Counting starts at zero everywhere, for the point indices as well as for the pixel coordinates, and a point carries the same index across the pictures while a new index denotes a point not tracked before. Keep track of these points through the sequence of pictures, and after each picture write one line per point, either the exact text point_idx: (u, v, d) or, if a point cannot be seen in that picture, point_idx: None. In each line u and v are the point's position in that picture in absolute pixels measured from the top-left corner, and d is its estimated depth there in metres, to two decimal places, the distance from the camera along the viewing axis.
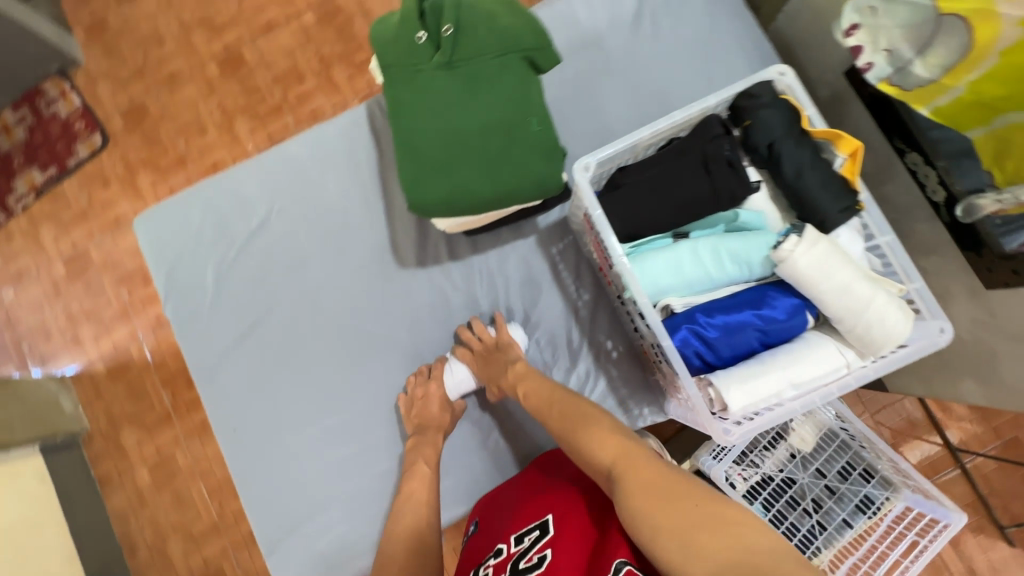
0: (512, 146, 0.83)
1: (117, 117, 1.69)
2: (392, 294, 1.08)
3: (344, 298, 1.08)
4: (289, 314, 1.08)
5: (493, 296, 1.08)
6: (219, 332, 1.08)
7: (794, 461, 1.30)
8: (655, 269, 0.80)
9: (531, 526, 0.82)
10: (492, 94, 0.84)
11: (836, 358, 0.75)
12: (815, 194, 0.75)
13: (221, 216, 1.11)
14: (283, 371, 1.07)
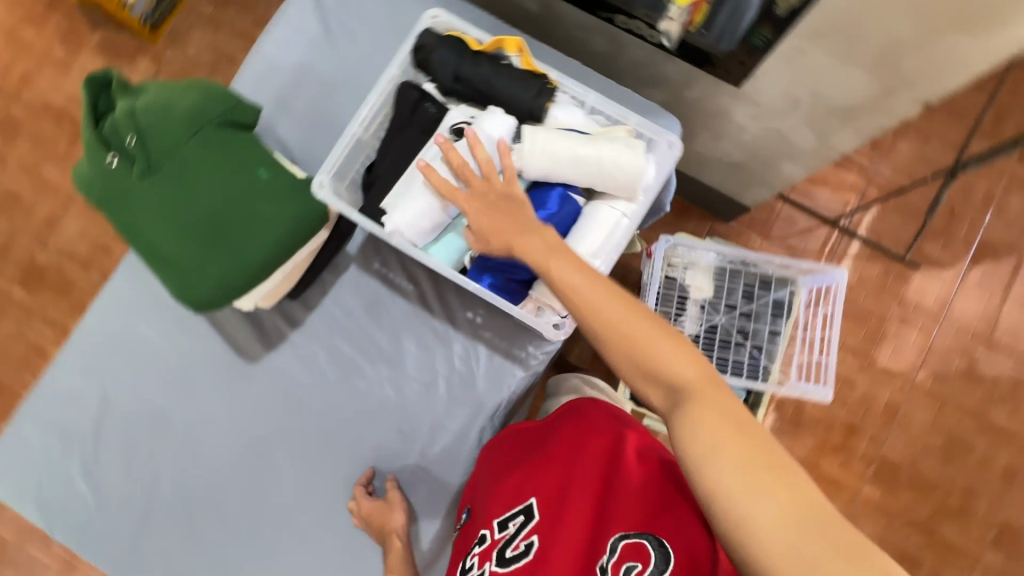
0: (254, 201, 0.91)
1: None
2: (256, 386, 1.06)
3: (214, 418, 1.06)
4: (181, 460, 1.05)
5: (343, 333, 1.07)
6: (127, 519, 1.04)
7: (707, 310, 1.35)
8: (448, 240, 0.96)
9: (514, 511, 0.83)
10: (203, 173, 0.89)
11: (612, 214, 0.95)
12: (510, 90, 0.93)
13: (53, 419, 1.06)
14: (204, 516, 1.05)
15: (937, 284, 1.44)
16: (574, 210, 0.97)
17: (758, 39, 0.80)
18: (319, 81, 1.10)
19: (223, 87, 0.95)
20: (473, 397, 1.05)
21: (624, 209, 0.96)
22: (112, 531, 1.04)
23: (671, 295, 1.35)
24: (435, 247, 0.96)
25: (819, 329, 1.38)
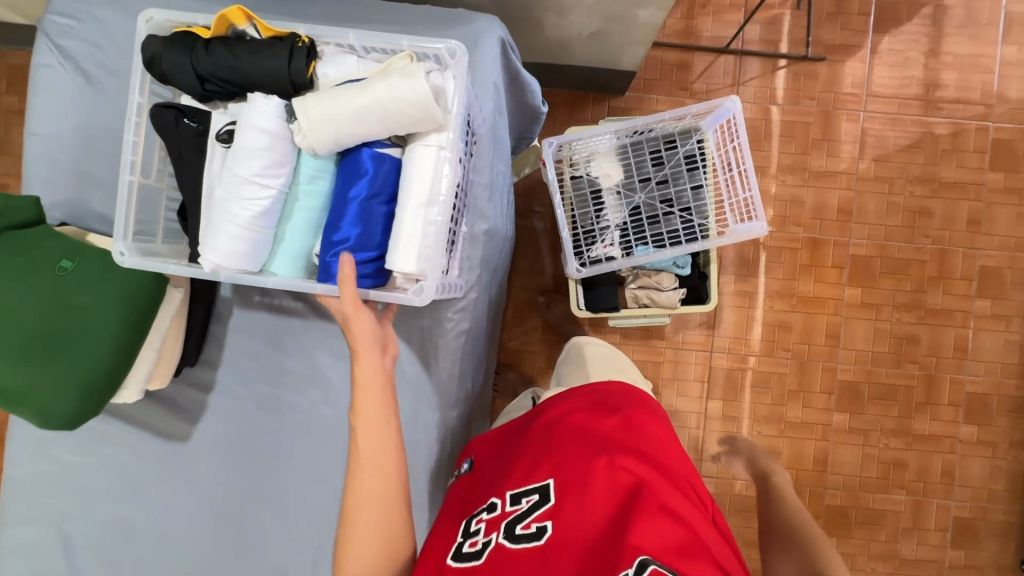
0: (84, 298, 0.70)
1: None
2: (168, 478, 0.94)
3: (130, 530, 0.94)
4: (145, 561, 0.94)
5: (264, 335, 0.93)
6: None
7: (624, 194, 1.29)
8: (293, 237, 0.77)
9: (529, 488, 0.76)
10: (8, 290, 0.68)
11: (427, 152, 0.73)
12: (264, 67, 0.71)
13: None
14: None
15: (842, 111, 1.66)
16: (392, 171, 0.76)
17: None
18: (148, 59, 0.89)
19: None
20: (408, 380, 0.94)
21: (436, 144, 0.73)
22: None
23: (583, 199, 1.30)
24: (289, 230, 0.76)
25: (722, 160, 1.28)
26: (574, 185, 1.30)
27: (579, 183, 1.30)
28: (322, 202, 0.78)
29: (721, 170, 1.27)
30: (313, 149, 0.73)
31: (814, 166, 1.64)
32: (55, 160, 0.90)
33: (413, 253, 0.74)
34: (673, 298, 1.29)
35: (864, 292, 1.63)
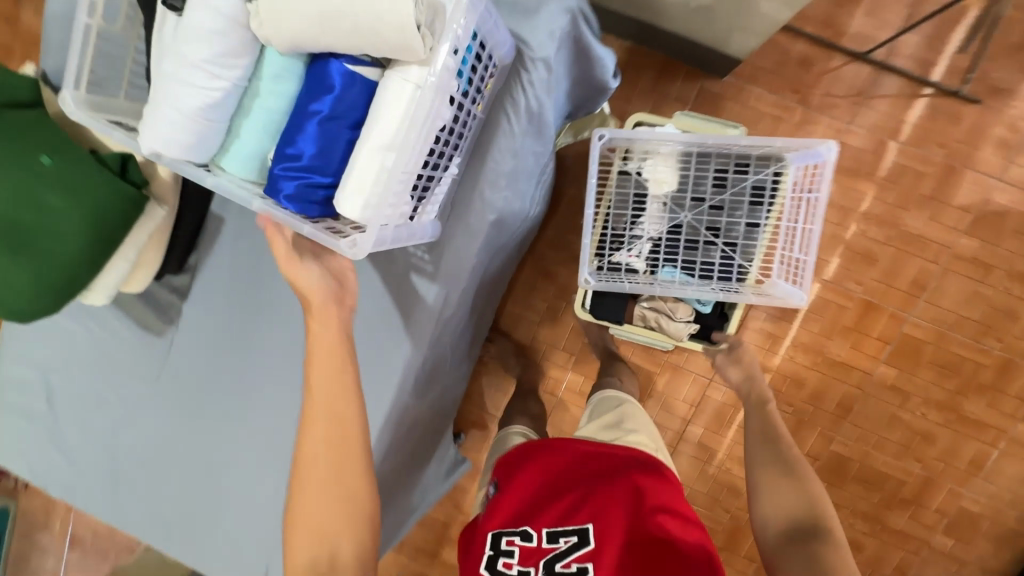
0: (47, 193, 0.66)
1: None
2: (134, 356, 0.98)
3: (95, 389, 1.00)
4: (102, 422, 1.02)
5: (242, 258, 0.91)
6: (76, 479, 1.04)
7: (669, 207, 1.14)
8: (240, 148, 0.61)
9: (569, 528, 0.76)
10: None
11: (402, 90, 0.56)
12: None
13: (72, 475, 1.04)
14: (136, 464, 1.02)
15: (970, 172, 1.38)
16: (364, 96, 0.58)
17: None
18: None
19: None
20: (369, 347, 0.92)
21: (417, 82, 0.55)
22: (57, 479, 1.04)
23: (623, 204, 1.17)
24: (244, 126, 0.61)
25: (790, 206, 1.10)
26: (619, 182, 1.16)
27: (627, 182, 1.16)
28: (284, 108, 0.61)
29: (792, 212, 1.10)
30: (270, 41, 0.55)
31: (907, 226, 1.41)
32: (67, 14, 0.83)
33: (358, 201, 0.58)
34: (682, 330, 1.19)
35: (898, 374, 1.48)
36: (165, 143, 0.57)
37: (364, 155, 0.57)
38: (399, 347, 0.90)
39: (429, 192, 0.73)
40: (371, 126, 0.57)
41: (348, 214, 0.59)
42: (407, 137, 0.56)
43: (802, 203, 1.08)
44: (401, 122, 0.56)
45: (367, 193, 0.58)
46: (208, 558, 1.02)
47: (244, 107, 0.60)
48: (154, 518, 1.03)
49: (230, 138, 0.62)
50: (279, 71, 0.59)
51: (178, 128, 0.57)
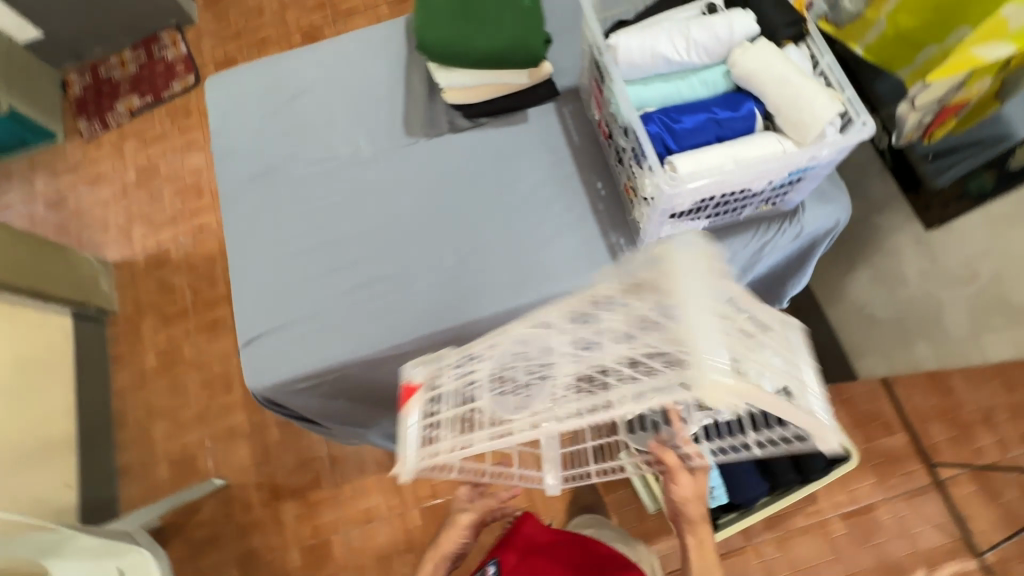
0: (499, 15, 1.00)
1: (170, 281, 2.00)
2: (377, 127, 1.16)
3: (330, 118, 1.18)
4: (303, 139, 1.17)
5: (511, 146, 1.12)
6: (241, 147, 1.16)
7: None
8: (645, 88, 0.85)
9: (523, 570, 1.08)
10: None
11: (772, 144, 0.79)
12: (763, 13, 0.81)
13: (244, 142, 1.17)
14: (288, 180, 1.14)
15: None
16: (744, 133, 0.82)
17: (974, 185, 0.95)
18: None
19: None
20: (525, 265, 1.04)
21: (784, 146, 0.78)
22: (230, 137, 1.17)
23: None
24: (657, 83, 0.85)
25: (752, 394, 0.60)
26: None
27: None
28: (690, 97, 0.85)
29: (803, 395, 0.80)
30: (736, 64, 0.81)
31: None
32: None
33: (695, 165, 0.79)
34: None
35: None
36: (622, 45, 0.82)
37: (720, 151, 0.79)
38: (544, 286, 1.02)
39: (689, 216, 0.93)
40: (731, 143, 0.81)
41: (678, 168, 0.79)
42: (752, 164, 0.78)
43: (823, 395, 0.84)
44: (753, 155, 0.79)
45: (702, 167, 0.79)
46: (254, 278, 1.09)
47: (670, 74, 0.85)
48: (252, 217, 1.12)
49: (645, 80, 0.86)
50: (706, 79, 0.84)
51: (639, 47, 0.82)
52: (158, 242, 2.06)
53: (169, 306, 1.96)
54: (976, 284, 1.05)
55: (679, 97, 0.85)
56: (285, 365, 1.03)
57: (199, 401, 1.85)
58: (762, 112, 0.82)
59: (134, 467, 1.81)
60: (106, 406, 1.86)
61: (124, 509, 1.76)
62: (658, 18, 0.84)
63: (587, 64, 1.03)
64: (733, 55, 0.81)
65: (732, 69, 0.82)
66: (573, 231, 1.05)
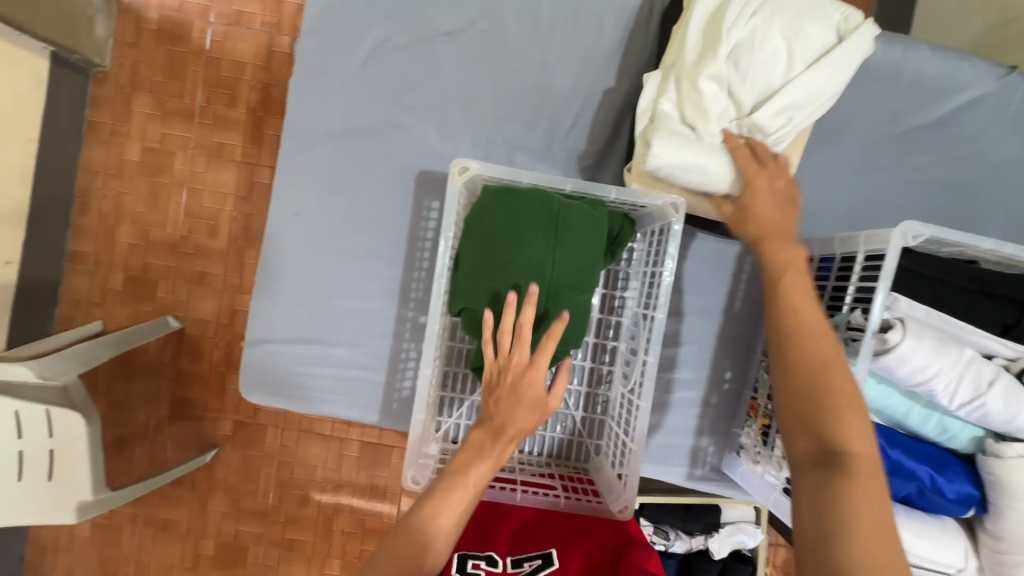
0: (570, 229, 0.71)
1: (183, 66, 1.59)
2: (521, 147, 0.84)
3: (470, 96, 0.83)
4: (420, 106, 0.83)
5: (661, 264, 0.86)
6: (338, 77, 0.82)
7: (702, 552, 1.33)
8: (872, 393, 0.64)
9: (533, 553, 0.68)
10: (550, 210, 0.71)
11: (958, 557, 0.63)
12: None
13: (345, 71, 0.82)
14: (380, 155, 0.83)
15: None
16: (941, 514, 0.65)
17: None
18: (955, 189, 0.85)
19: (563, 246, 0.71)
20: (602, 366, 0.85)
21: (965, 564, 0.63)
22: (330, 52, 0.82)
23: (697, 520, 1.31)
24: (890, 395, 0.64)
25: (513, 178, 0.72)
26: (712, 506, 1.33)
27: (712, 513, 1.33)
28: (906, 427, 0.66)
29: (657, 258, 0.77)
30: (1001, 455, 0.60)
31: None
32: (879, 71, 0.83)
33: None
34: None
35: None
36: (899, 347, 0.59)
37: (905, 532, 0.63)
38: None
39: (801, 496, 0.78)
40: (919, 520, 0.64)
41: None
42: (923, 563, 0.63)
43: (657, 263, 0.75)
44: (930, 556, 0.63)
45: None
46: (291, 266, 0.84)
47: (914, 397, 0.64)
48: (316, 181, 0.83)
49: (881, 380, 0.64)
50: (942, 427, 0.64)
51: (919, 372, 0.59)
52: (180, 5, 1.57)
53: (176, 100, 1.60)
54: None
55: (896, 420, 0.66)
56: (289, 386, 0.85)
57: (177, 228, 1.62)
58: (974, 509, 0.64)
59: (86, 260, 1.61)
60: (69, 179, 1.59)
61: (66, 300, 1.61)
62: (963, 337, 0.61)
63: (818, 258, 0.75)
64: (1005, 441, 0.61)
65: (987, 453, 0.62)
66: (667, 409, 0.87)
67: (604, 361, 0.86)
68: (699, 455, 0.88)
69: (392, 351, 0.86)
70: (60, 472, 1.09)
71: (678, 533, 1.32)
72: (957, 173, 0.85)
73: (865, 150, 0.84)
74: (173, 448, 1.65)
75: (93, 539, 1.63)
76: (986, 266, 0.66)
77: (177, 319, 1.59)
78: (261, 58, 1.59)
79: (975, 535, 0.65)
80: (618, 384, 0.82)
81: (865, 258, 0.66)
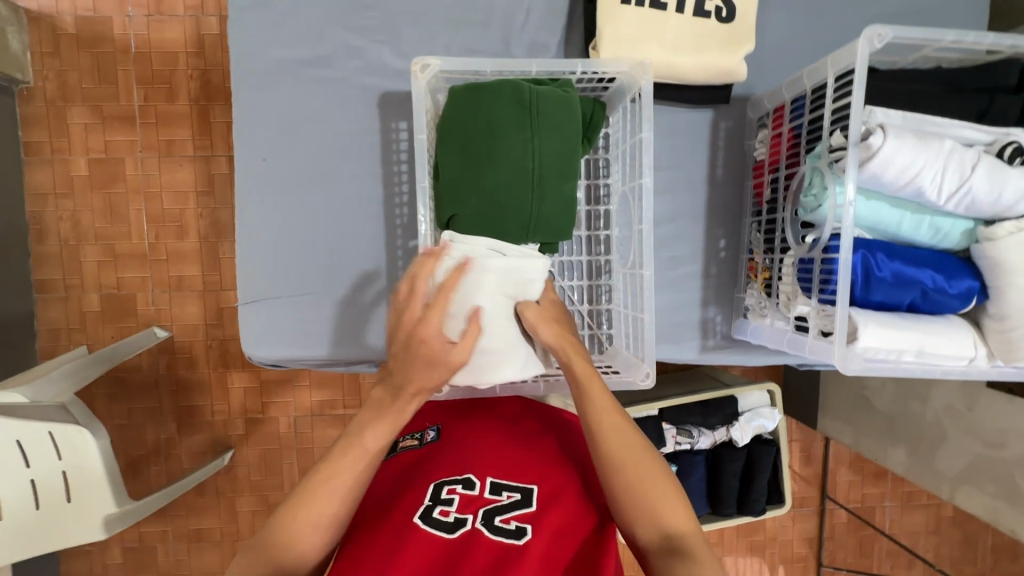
0: (545, 115, 0.68)
1: (113, 67, 1.47)
2: (479, 50, 0.82)
3: (418, 7, 0.81)
4: (369, 25, 0.80)
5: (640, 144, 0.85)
6: (279, 8, 0.79)
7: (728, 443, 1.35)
8: (864, 207, 0.66)
9: (516, 484, 0.65)
10: (518, 101, 0.68)
11: (967, 349, 0.66)
12: None
13: (284, 3, 0.79)
14: (338, 82, 0.81)
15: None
16: (947, 312, 0.67)
17: None
18: (910, 19, 0.86)
19: (540, 127, 0.68)
20: (600, 256, 0.85)
21: (976, 353, 0.66)
22: None
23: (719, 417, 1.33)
24: (882, 207, 0.66)
25: (476, 69, 0.71)
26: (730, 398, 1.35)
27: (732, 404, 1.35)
28: (902, 237, 0.68)
29: (635, 129, 0.76)
30: (993, 238, 0.63)
31: None
32: None
33: (884, 342, 0.65)
34: None
35: None
36: (883, 149, 0.60)
37: (917, 333, 0.65)
38: None
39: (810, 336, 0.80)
40: (927, 321, 0.66)
41: (862, 337, 0.65)
42: (936, 361, 0.66)
43: (637, 132, 0.75)
44: (944, 354, 0.65)
45: (891, 342, 0.65)
46: (267, 214, 0.82)
47: (903, 206, 0.66)
48: (276, 117, 0.80)
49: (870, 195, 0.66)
50: (935, 228, 0.66)
51: (904, 172, 0.61)
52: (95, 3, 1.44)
53: (114, 105, 1.48)
54: (998, 452, 1.02)
55: (888, 233, 0.68)
56: (292, 337, 0.83)
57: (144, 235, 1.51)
58: (976, 299, 0.66)
59: (56, 287, 1.50)
60: (20, 206, 1.46)
61: (45, 331, 1.51)
62: (942, 133, 0.62)
63: (789, 102, 0.76)
64: (995, 224, 0.64)
65: (982, 242, 0.64)
66: (670, 288, 0.88)
67: (601, 253, 0.85)
68: (708, 326, 0.89)
69: (391, 281, 0.85)
70: (79, 492, 0.95)
71: (703, 430, 1.34)
72: (909, 1, 0.85)
73: None
74: (189, 459, 1.59)
75: (126, 564, 1.57)
76: (953, 66, 0.67)
77: (164, 329, 1.51)
78: (193, 44, 1.47)
79: (981, 326, 0.67)
80: (618, 268, 0.83)
81: (835, 80, 0.67)
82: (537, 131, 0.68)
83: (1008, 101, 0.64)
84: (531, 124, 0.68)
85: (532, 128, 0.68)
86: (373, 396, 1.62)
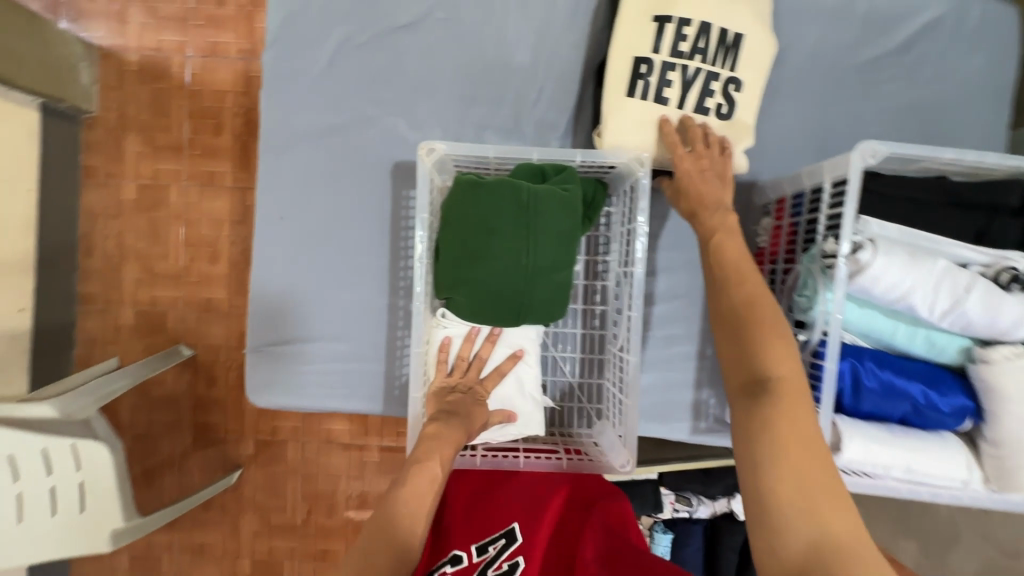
0: (541, 215, 0.71)
1: (168, 103, 1.51)
2: (489, 126, 0.86)
3: (435, 85, 0.85)
4: (389, 99, 0.85)
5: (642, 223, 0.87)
6: (308, 81, 0.85)
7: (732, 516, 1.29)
8: (853, 314, 0.65)
9: (495, 532, 0.67)
10: (518, 197, 0.70)
11: (960, 471, 0.63)
12: None
13: (313, 77, 0.85)
14: (356, 149, 0.86)
15: None
16: (941, 429, 0.65)
17: None
18: (924, 115, 0.85)
19: (535, 227, 0.71)
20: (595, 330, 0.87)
21: (969, 476, 0.63)
22: (297, 58, 0.84)
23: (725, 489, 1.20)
24: (872, 316, 0.65)
25: (480, 152, 0.74)
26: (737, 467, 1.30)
27: None
28: (894, 347, 0.66)
29: (631, 214, 0.78)
30: (988, 360, 0.61)
31: None
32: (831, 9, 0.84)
33: (869, 457, 0.63)
34: None
35: None
36: (870, 265, 0.60)
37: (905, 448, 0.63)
38: None
39: None
40: (919, 436, 0.64)
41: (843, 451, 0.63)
42: (924, 480, 0.64)
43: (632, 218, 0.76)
44: (935, 474, 0.63)
45: (876, 457, 0.63)
46: (280, 268, 0.87)
47: (897, 317, 0.65)
48: (298, 181, 0.86)
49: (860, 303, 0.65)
50: (929, 342, 0.65)
51: (893, 289, 0.60)
52: (158, 43, 1.50)
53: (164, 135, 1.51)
54: None
55: (881, 341, 0.67)
56: (295, 387, 0.87)
57: (179, 257, 1.53)
58: (971, 420, 0.64)
59: (95, 300, 1.52)
60: (71, 226, 1.50)
61: (82, 340, 1.52)
62: (936, 249, 0.62)
63: (790, 197, 0.76)
64: (991, 346, 0.62)
65: (976, 363, 0.62)
66: (663, 366, 0.88)
67: (595, 326, 0.87)
68: (701, 408, 0.88)
69: (391, 338, 0.88)
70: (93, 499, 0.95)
71: None
72: (923, 98, 0.85)
73: (828, 87, 0.85)
74: (200, 473, 1.60)
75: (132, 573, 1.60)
76: (955, 179, 0.66)
77: (191, 345, 1.52)
78: (242, 84, 1.55)
79: (976, 446, 0.65)
80: (609, 345, 0.83)
81: (831, 186, 0.67)
82: (531, 231, 0.71)
83: (1007, 222, 0.63)
84: (526, 223, 0.71)
85: (526, 228, 0.70)
86: (381, 427, 1.63)
